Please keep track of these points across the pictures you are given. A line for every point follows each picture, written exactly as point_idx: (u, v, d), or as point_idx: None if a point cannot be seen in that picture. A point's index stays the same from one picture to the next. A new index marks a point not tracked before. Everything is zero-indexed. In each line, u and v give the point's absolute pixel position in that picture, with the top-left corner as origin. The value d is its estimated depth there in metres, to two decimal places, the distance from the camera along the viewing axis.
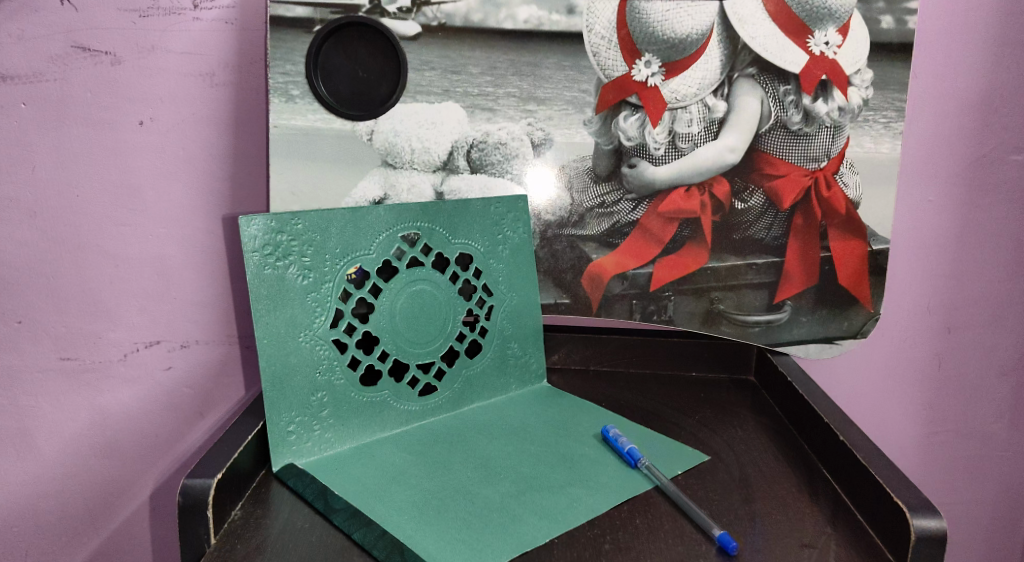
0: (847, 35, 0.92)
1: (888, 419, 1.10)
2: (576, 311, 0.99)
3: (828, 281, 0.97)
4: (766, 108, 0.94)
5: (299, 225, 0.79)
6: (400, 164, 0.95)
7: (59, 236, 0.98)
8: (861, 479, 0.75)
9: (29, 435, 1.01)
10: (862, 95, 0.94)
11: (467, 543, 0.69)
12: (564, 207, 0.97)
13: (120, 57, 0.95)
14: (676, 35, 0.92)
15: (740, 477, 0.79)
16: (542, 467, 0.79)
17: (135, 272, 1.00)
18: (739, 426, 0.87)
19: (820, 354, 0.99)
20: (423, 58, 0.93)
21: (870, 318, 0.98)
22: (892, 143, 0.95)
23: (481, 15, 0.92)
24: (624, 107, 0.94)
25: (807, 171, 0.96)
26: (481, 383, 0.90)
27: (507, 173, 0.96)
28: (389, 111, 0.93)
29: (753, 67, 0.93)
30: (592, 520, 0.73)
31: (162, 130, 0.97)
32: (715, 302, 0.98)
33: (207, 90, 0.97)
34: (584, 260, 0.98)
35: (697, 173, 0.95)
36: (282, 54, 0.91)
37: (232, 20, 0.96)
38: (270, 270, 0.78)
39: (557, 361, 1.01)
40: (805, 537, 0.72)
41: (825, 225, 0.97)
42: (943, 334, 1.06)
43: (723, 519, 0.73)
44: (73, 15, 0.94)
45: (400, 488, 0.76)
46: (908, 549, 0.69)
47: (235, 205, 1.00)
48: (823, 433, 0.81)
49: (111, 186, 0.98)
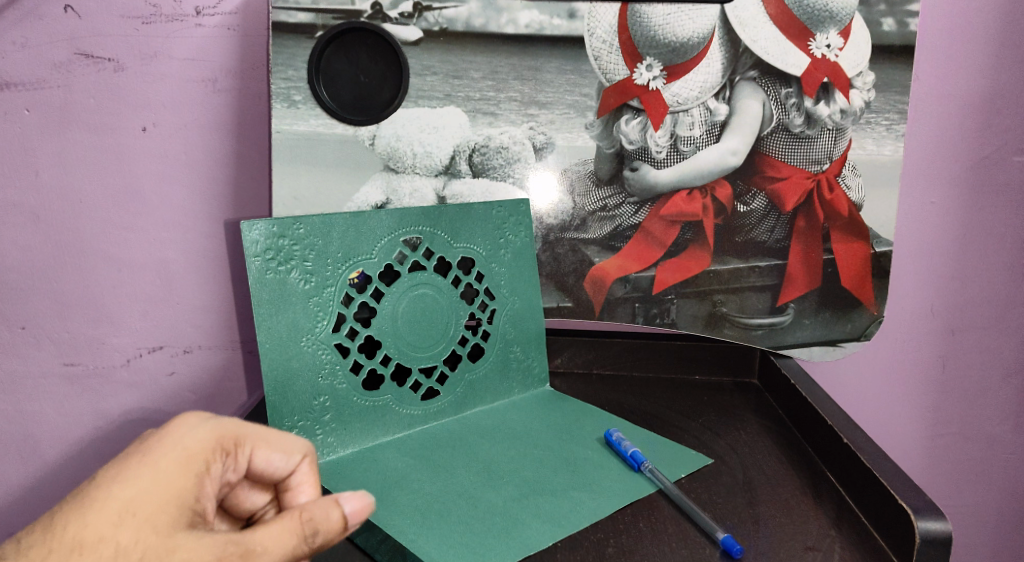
0: (849, 38, 0.92)
1: (892, 422, 1.09)
2: (579, 314, 0.99)
3: (831, 284, 0.97)
4: (768, 111, 0.94)
5: (300, 230, 0.80)
6: (402, 169, 0.95)
7: (62, 242, 0.98)
8: (864, 481, 0.74)
9: (33, 439, 1.02)
10: (864, 98, 0.94)
11: (470, 547, 0.69)
12: (566, 211, 0.96)
13: (123, 64, 0.95)
14: (678, 39, 0.92)
15: (744, 480, 0.79)
16: (544, 471, 0.78)
17: (138, 277, 1.00)
18: (742, 429, 0.87)
19: (824, 357, 0.99)
20: (424, 63, 0.93)
21: (873, 321, 0.98)
22: (894, 145, 0.95)
23: (482, 20, 0.92)
24: (625, 111, 0.94)
25: (809, 173, 0.96)
26: (484, 387, 0.90)
27: (508, 177, 0.96)
28: (389, 116, 0.93)
29: (754, 71, 0.93)
30: (596, 524, 0.73)
31: (165, 136, 0.98)
32: (718, 305, 0.98)
33: (209, 96, 0.97)
34: (585, 264, 0.98)
35: (699, 177, 0.95)
36: (284, 60, 0.91)
37: (233, 26, 0.96)
38: (271, 274, 0.78)
39: (559, 365, 1.01)
40: (809, 540, 0.72)
41: (828, 227, 0.96)
42: (947, 336, 1.06)
43: (726, 523, 0.73)
44: (77, 23, 0.94)
45: (403, 492, 0.76)
46: (913, 551, 0.69)
47: (237, 210, 1.00)
48: (826, 434, 0.81)
49: (115, 192, 0.98)
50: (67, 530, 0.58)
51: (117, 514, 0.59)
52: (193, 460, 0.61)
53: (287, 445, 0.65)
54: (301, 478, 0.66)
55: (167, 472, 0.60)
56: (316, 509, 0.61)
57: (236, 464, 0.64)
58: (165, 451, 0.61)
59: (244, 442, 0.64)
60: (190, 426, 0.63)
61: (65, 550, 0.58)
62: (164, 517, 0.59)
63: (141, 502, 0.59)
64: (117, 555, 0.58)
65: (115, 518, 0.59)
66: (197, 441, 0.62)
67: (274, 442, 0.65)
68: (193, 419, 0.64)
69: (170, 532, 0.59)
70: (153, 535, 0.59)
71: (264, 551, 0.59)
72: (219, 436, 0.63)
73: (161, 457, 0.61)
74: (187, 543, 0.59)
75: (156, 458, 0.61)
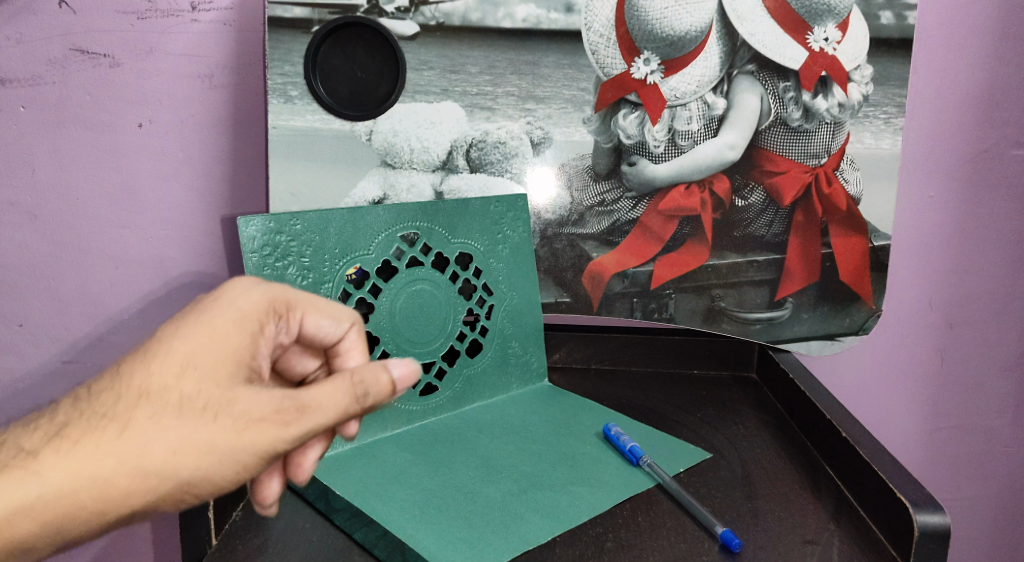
0: (847, 31, 0.92)
1: (891, 416, 1.09)
2: (578, 310, 0.99)
3: (829, 278, 0.97)
4: (766, 105, 0.94)
5: (298, 226, 0.79)
6: (399, 164, 0.95)
7: (59, 239, 0.98)
8: (863, 475, 0.74)
9: None
10: (862, 92, 0.94)
11: (469, 543, 0.69)
12: (564, 206, 0.96)
13: (119, 60, 0.95)
14: (676, 32, 0.92)
15: (743, 474, 0.79)
16: (543, 465, 0.79)
17: (136, 274, 1.00)
18: (740, 423, 0.87)
19: (822, 351, 0.99)
20: (421, 58, 0.93)
21: (872, 314, 0.98)
22: (893, 139, 0.95)
23: (479, 15, 0.92)
24: (623, 105, 0.94)
25: (807, 167, 0.95)
26: (482, 382, 0.90)
27: (506, 172, 0.96)
28: (387, 112, 0.93)
29: (752, 64, 0.93)
30: (594, 518, 0.73)
31: (161, 133, 0.97)
32: (716, 299, 0.98)
33: (205, 92, 0.97)
34: (583, 259, 0.97)
35: (698, 170, 0.95)
36: (281, 55, 0.91)
37: (230, 21, 0.96)
38: (269, 270, 0.78)
39: (557, 360, 1.01)
40: (808, 534, 0.72)
41: (826, 222, 0.96)
42: (946, 330, 1.06)
43: (724, 517, 0.73)
44: (72, 19, 0.94)
45: (401, 488, 0.75)
46: (911, 545, 0.68)
47: (235, 206, 1.00)
48: (824, 428, 0.81)
49: (112, 188, 0.98)
50: (133, 379, 0.58)
51: (179, 364, 0.58)
52: (249, 318, 0.61)
53: (337, 312, 0.66)
54: (349, 344, 0.68)
55: (224, 327, 0.60)
56: (367, 372, 0.60)
57: (288, 326, 0.64)
58: (223, 309, 0.61)
59: (296, 307, 0.64)
60: (244, 287, 0.63)
61: (131, 398, 0.58)
62: (224, 371, 0.59)
63: (202, 355, 0.59)
64: (180, 404, 0.58)
65: (178, 370, 0.58)
66: (252, 302, 0.62)
67: (326, 308, 0.66)
68: (247, 282, 0.63)
69: (231, 384, 0.59)
70: (215, 386, 0.58)
71: (319, 409, 0.59)
72: (273, 298, 0.63)
73: (219, 314, 0.60)
74: (248, 395, 0.59)
75: (213, 315, 0.60)
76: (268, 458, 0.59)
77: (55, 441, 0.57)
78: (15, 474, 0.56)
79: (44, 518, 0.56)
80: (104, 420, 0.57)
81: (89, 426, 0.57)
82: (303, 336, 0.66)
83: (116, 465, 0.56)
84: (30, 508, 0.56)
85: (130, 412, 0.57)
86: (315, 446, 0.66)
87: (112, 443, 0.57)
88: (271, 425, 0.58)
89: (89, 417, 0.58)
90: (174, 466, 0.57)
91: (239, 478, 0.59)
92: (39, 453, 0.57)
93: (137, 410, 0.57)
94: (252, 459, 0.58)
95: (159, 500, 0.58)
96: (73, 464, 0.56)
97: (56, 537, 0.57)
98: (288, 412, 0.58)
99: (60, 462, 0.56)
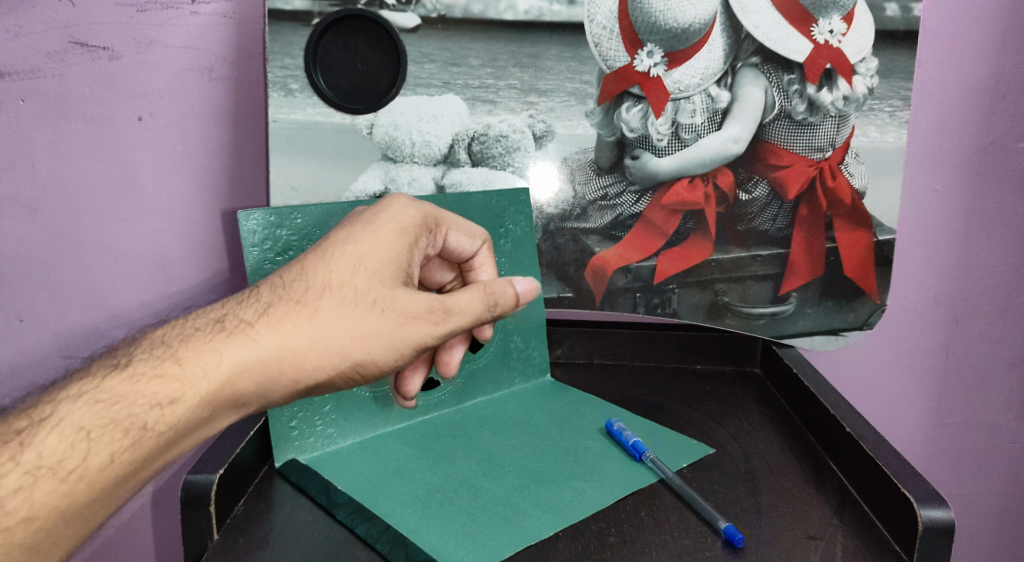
0: (852, 23, 0.91)
1: (895, 412, 1.09)
2: (580, 304, 0.98)
3: (833, 273, 0.96)
4: (770, 99, 0.93)
5: (299, 220, 0.79)
6: (400, 158, 0.94)
7: (59, 233, 0.98)
8: (868, 470, 0.74)
9: None
10: (868, 84, 0.93)
11: (470, 537, 0.69)
12: (567, 200, 0.96)
13: (118, 52, 0.94)
14: (680, 24, 0.91)
15: (746, 470, 0.78)
16: (546, 460, 0.78)
17: (136, 268, 1.00)
18: (744, 418, 0.87)
19: (825, 346, 0.98)
20: (422, 50, 0.92)
21: (877, 309, 0.97)
22: (898, 132, 0.94)
23: (480, 7, 0.91)
24: (626, 99, 0.93)
25: (812, 161, 0.94)
26: (485, 377, 0.90)
27: (508, 166, 0.95)
28: (388, 105, 0.92)
29: (756, 57, 0.92)
30: (597, 514, 0.72)
31: (162, 126, 0.97)
32: (720, 294, 0.97)
33: (205, 85, 0.96)
34: (586, 254, 0.97)
35: (702, 164, 0.94)
36: (281, 48, 0.90)
37: (229, 14, 0.95)
38: (269, 265, 0.78)
39: (560, 355, 1.01)
40: (811, 529, 0.71)
41: (830, 215, 0.95)
42: (950, 325, 1.05)
43: (729, 512, 0.73)
44: (71, 11, 0.93)
45: (404, 483, 0.75)
46: (917, 540, 0.68)
47: (235, 200, 0.99)
48: (828, 423, 0.80)
49: (112, 182, 0.97)
50: (317, 273, 0.68)
51: (353, 264, 0.69)
52: (407, 231, 0.72)
53: (471, 231, 0.79)
54: (481, 260, 0.81)
55: (390, 237, 0.71)
56: (497, 285, 0.73)
57: (435, 241, 0.76)
58: (386, 222, 0.71)
59: (442, 225, 0.76)
60: (401, 203, 0.73)
61: (318, 288, 0.67)
62: (388, 273, 0.70)
63: (370, 258, 0.69)
64: (354, 298, 0.68)
65: (351, 268, 0.68)
66: (409, 216, 0.73)
67: (463, 227, 0.79)
68: (401, 199, 0.74)
69: (393, 285, 0.69)
70: (381, 286, 0.69)
71: (461, 312, 0.71)
72: (425, 215, 0.74)
73: (384, 226, 0.71)
74: (407, 295, 0.69)
75: (380, 225, 0.71)
76: (419, 349, 0.70)
77: (265, 317, 0.66)
78: (238, 339, 0.65)
79: (257, 378, 0.65)
80: (300, 304, 0.67)
81: (286, 308, 0.66)
82: (444, 250, 0.79)
83: (311, 342, 0.66)
84: (252, 366, 0.65)
85: (317, 301, 0.67)
86: (458, 347, 0.80)
87: (308, 323, 0.66)
88: (424, 322, 0.69)
89: (286, 301, 0.67)
90: (351, 347, 0.67)
91: (396, 364, 0.70)
92: (255, 324, 0.66)
93: (324, 298, 0.67)
94: (408, 349, 0.69)
95: (333, 379, 0.68)
96: (280, 335, 0.66)
97: (261, 400, 0.66)
98: (438, 313, 0.70)
99: (272, 333, 0.65)
